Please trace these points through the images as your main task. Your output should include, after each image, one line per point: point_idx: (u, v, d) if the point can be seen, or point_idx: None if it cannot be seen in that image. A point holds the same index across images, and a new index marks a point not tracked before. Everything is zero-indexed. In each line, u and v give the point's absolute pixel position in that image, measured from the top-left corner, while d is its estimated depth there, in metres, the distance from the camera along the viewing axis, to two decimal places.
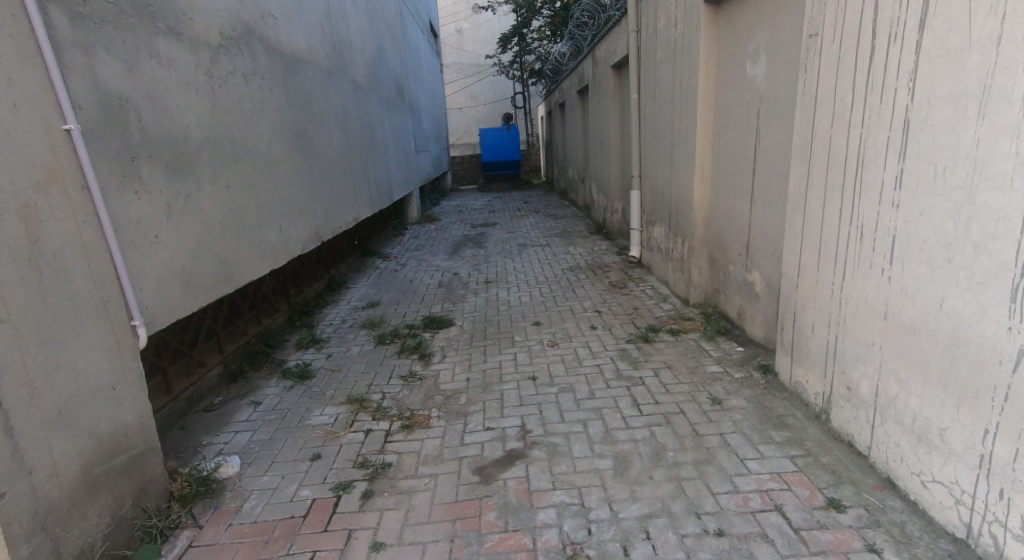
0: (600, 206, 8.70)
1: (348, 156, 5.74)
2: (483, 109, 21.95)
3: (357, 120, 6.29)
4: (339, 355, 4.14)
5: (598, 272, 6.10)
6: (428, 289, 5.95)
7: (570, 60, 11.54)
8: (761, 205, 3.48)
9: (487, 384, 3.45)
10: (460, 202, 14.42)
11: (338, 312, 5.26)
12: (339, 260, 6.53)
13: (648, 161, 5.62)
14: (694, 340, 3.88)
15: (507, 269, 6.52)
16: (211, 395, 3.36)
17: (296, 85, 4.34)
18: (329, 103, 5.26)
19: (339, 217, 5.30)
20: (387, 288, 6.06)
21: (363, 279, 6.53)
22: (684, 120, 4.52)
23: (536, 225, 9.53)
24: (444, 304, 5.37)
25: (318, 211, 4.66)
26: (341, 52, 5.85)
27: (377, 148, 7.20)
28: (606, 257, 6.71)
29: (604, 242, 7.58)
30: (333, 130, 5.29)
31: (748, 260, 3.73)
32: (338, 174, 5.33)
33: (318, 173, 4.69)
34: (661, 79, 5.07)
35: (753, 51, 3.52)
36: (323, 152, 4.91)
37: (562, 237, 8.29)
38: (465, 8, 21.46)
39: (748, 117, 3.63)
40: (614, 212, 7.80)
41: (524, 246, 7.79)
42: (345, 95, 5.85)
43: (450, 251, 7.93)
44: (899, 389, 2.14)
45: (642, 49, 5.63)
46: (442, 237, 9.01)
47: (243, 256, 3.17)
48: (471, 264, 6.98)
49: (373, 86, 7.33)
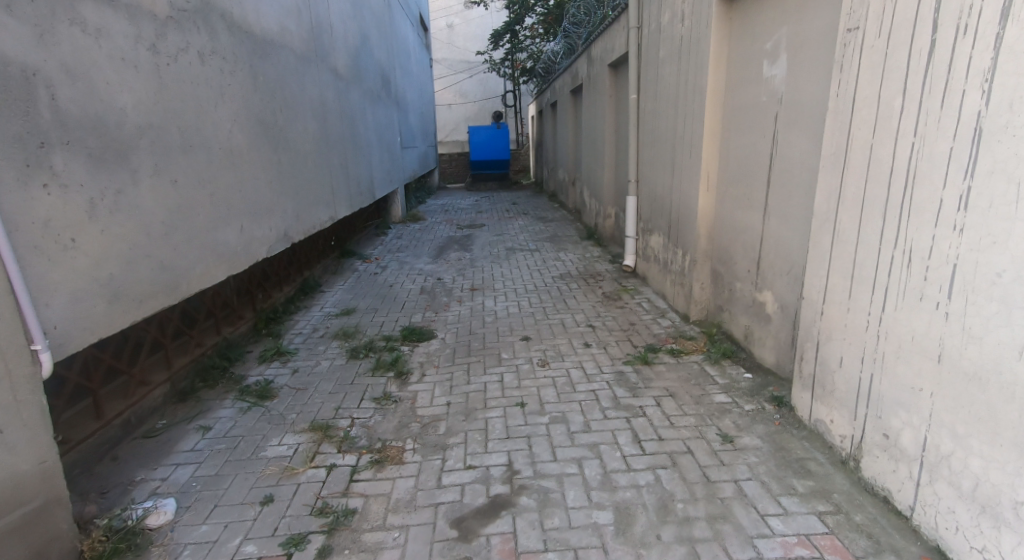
0: (592, 210, 8.38)
1: (324, 150, 5.33)
2: (473, 107, 21.56)
3: (337, 112, 5.88)
4: (305, 371, 3.74)
5: (590, 281, 5.76)
6: (409, 295, 5.56)
7: (563, 58, 11.19)
8: (775, 220, 3.17)
9: (470, 411, 3.08)
10: (448, 201, 14.03)
11: (309, 320, 4.85)
12: (314, 262, 6.10)
13: (646, 166, 5.30)
14: (697, 364, 3.55)
15: (494, 275, 6.15)
16: (154, 418, 2.94)
17: (262, 70, 3.94)
18: (305, 92, 4.86)
19: (313, 216, 4.89)
20: (364, 293, 5.66)
21: (340, 282, 6.12)
22: (689, 123, 4.19)
23: (525, 228, 9.17)
24: (426, 313, 4.98)
25: (288, 210, 4.26)
26: (320, 39, 5.45)
27: (358, 143, 6.80)
28: (598, 265, 6.37)
29: (596, 249, 7.25)
30: (308, 122, 4.88)
31: (758, 278, 3.41)
32: (312, 170, 4.92)
33: (288, 169, 4.29)
34: (664, 79, 4.74)
35: (772, 49, 3.20)
36: (295, 145, 4.51)
37: (552, 242, 7.93)
38: (457, 3, 21.05)
39: (762, 122, 3.32)
40: (607, 218, 7.48)
41: (513, 251, 7.43)
42: (323, 85, 5.45)
43: (434, 253, 7.54)
44: (956, 446, 1.81)
45: (642, 46, 5.30)
46: (426, 238, 8.61)
47: (189, 262, 2.76)
48: (455, 269, 6.59)
49: (355, 77, 6.92)
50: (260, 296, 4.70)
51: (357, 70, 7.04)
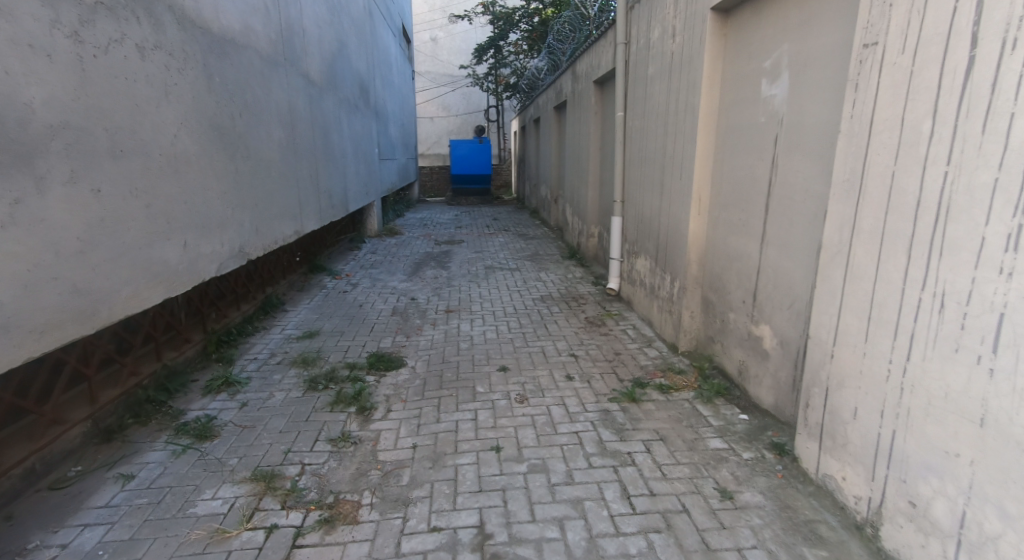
0: (575, 229, 8.12)
1: (292, 159, 4.99)
2: (456, 120, 21.37)
3: (308, 120, 5.55)
4: (256, 405, 3.36)
5: (571, 304, 5.47)
6: (379, 316, 5.20)
7: (547, 75, 11.03)
8: (774, 249, 2.92)
9: (438, 457, 2.74)
10: (428, 214, 13.71)
11: (267, 343, 4.46)
12: (277, 278, 5.71)
13: (633, 186, 5.06)
14: (688, 402, 3.25)
15: (471, 296, 5.83)
16: (68, 464, 2.63)
17: (220, 71, 3.61)
18: (271, 97, 4.53)
19: (276, 230, 4.52)
20: (329, 313, 5.28)
21: (305, 300, 5.72)
22: (679, 142, 3.94)
23: (504, 246, 8.87)
24: (396, 337, 4.63)
25: (245, 223, 3.90)
26: (291, 42, 5.13)
27: (331, 153, 6.46)
28: (581, 287, 6.09)
29: (578, 269, 6.98)
30: (273, 129, 4.54)
31: (754, 311, 3.11)
32: (277, 180, 4.57)
33: (246, 179, 3.95)
34: (653, 95, 4.52)
35: (770, 66, 2.96)
36: (256, 153, 4.16)
37: (532, 260, 7.65)
38: (442, 17, 20.99)
39: (759, 143, 3.07)
40: (590, 237, 7.23)
41: (491, 270, 7.12)
42: (293, 91, 5.12)
43: (410, 270, 7.19)
44: (1005, 527, 1.55)
45: (630, 61, 5.09)
46: (402, 254, 8.26)
47: (108, 282, 2.42)
48: (430, 287, 6.26)
49: (330, 84, 6.60)
50: (211, 317, 4.30)
51: (333, 77, 6.72)
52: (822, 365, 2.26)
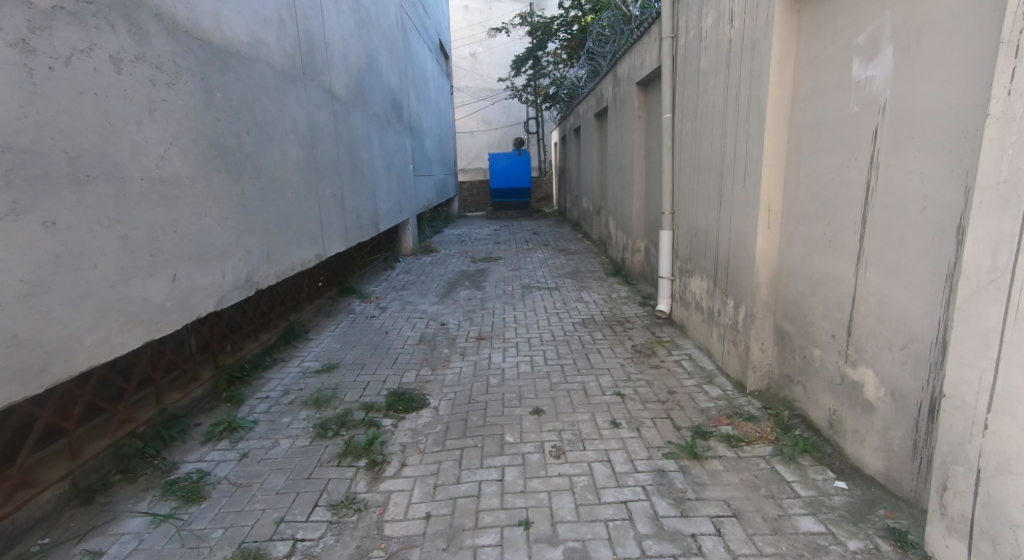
0: (619, 243, 7.56)
1: (311, 179, 4.64)
2: (495, 134, 21.14)
3: (331, 136, 5.23)
4: (256, 457, 2.93)
5: (616, 329, 4.90)
6: (404, 345, 4.78)
7: (587, 82, 10.53)
8: (879, 273, 2.29)
9: (455, 533, 2.26)
10: (466, 230, 13.38)
11: (282, 377, 4.09)
12: (300, 303, 5.38)
13: (685, 196, 4.46)
14: (766, 460, 2.65)
15: (506, 320, 5.35)
16: (35, 535, 2.27)
17: (225, 84, 3.26)
18: (287, 112, 4.19)
19: (291, 255, 4.18)
20: (352, 342, 4.90)
21: (330, 327, 5.37)
22: (741, 143, 3.36)
23: (543, 262, 8.37)
24: (421, 370, 4.19)
25: (254, 249, 3.55)
26: (311, 55, 4.80)
27: (359, 171, 6.12)
28: (626, 308, 5.51)
29: (624, 287, 6.40)
30: (289, 147, 4.19)
31: (850, 350, 2.50)
32: (293, 203, 4.22)
33: (256, 203, 3.60)
34: (707, 92, 3.94)
35: (865, 43, 2.36)
36: (268, 174, 3.81)
37: (573, 278, 7.12)
38: (480, 32, 20.88)
39: (850, 140, 2.47)
40: (637, 252, 6.65)
41: (529, 289, 6.63)
42: (313, 106, 4.79)
43: (442, 291, 6.77)
44: None
45: (678, 56, 4.53)
46: (436, 273, 7.89)
47: (61, 330, 2.06)
48: (463, 311, 5.81)
49: (358, 100, 6.28)
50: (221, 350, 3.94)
51: (361, 92, 6.41)
52: (970, 436, 1.65)
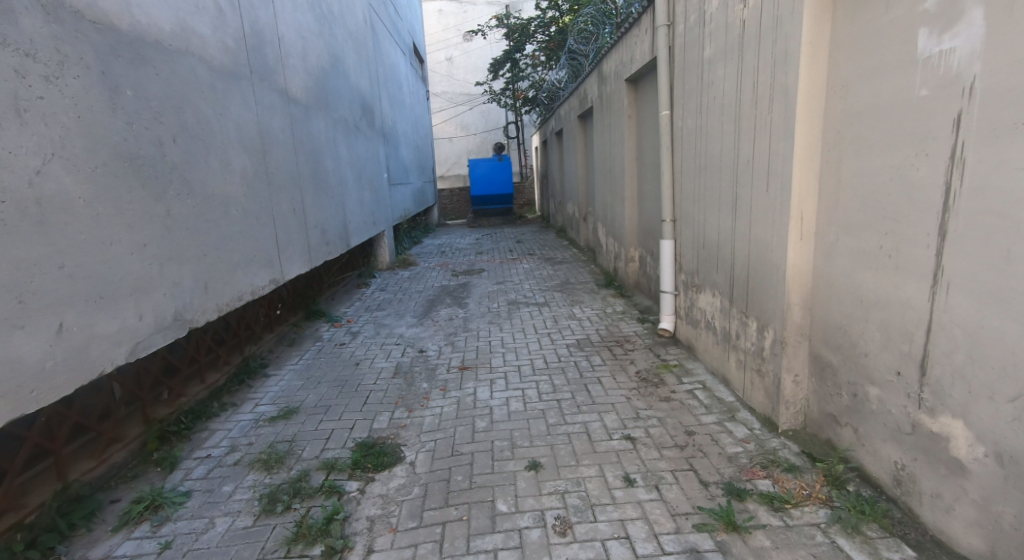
0: (609, 252, 7.05)
1: (262, 193, 4.05)
2: (474, 139, 20.63)
3: (288, 144, 4.64)
4: (182, 548, 2.33)
5: (616, 352, 4.36)
6: (377, 379, 4.18)
7: (568, 82, 10.05)
8: (973, 298, 1.79)
9: None
10: (446, 240, 12.80)
11: (230, 428, 3.46)
12: (256, 333, 4.75)
13: (689, 202, 3.95)
14: (821, 531, 2.14)
15: (491, 344, 4.78)
16: None
17: (136, 81, 2.68)
18: (229, 117, 3.60)
19: (238, 283, 3.58)
20: (317, 377, 4.29)
21: (292, 360, 4.74)
22: (760, 140, 2.84)
23: (529, 273, 7.83)
24: (396, 412, 3.60)
25: (186, 280, 2.95)
26: (260, 52, 4.22)
27: (323, 183, 5.52)
28: (624, 326, 4.98)
29: (619, 301, 5.88)
30: (232, 157, 3.60)
31: (924, 392, 1.99)
32: (237, 222, 3.63)
33: (188, 224, 3.01)
34: (711, 84, 3.44)
35: (941, 7, 1.86)
36: (203, 188, 3.22)
37: (562, 291, 6.59)
38: (455, 36, 20.38)
39: (920, 132, 1.97)
40: (631, 262, 6.13)
41: (515, 306, 6.07)
42: (264, 110, 4.20)
43: (421, 311, 6.18)
44: None
45: (674, 46, 4.03)
46: (413, 289, 7.29)
47: None
48: (443, 334, 5.22)
49: (320, 104, 5.69)
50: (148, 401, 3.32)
51: (324, 96, 5.82)
52: None
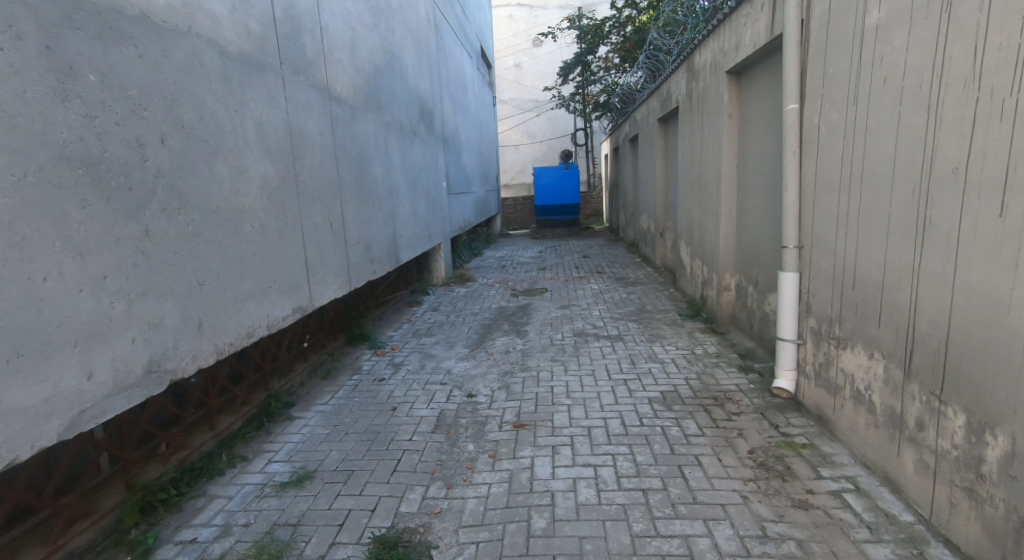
0: (695, 276, 6.04)
1: (290, 206, 3.41)
2: (540, 147, 19.91)
3: (326, 148, 3.99)
4: None
5: (715, 415, 3.40)
6: (412, 434, 3.42)
7: (647, 82, 9.05)
8: None
9: None
10: (508, 252, 12.09)
11: (229, 495, 2.78)
12: (284, 365, 4.14)
13: (829, 226, 2.96)
14: None
15: (557, 391, 3.92)
16: None
17: (103, 63, 2.04)
18: (249, 114, 2.96)
19: (250, 316, 2.92)
20: (346, 425, 3.59)
21: (323, 398, 4.07)
22: (986, 139, 1.85)
23: (598, 296, 6.93)
24: (431, 489, 2.81)
25: (169, 320, 2.30)
26: (297, 41, 3.59)
27: (370, 193, 4.88)
28: (722, 378, 3.99)
29: (710, 339, 4.88)
30: (249, 163, 2.96)
31: None
32: (254, 242, 2.98)
33: (178, 248, 2.37)
34: (877, 62, 2.46)
35: None
36: (205, 201, 2.56)
37: (639, 321, 5.65)
38: (525, 41, 19.78)
39: None
40: (725, 291, 5.13)
41: (584, 338, 5.19)
42: (298, 109, 3.56)
43: (474, 339, 5.41)
44: None
45: (812, 18, 3.05)
46: (469, 311, 6.57)
47: None
48: (497, 372, 4.42)
49: (372, 105, 5.05)
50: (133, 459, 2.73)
51: (376, 96, 5.19)
52: None
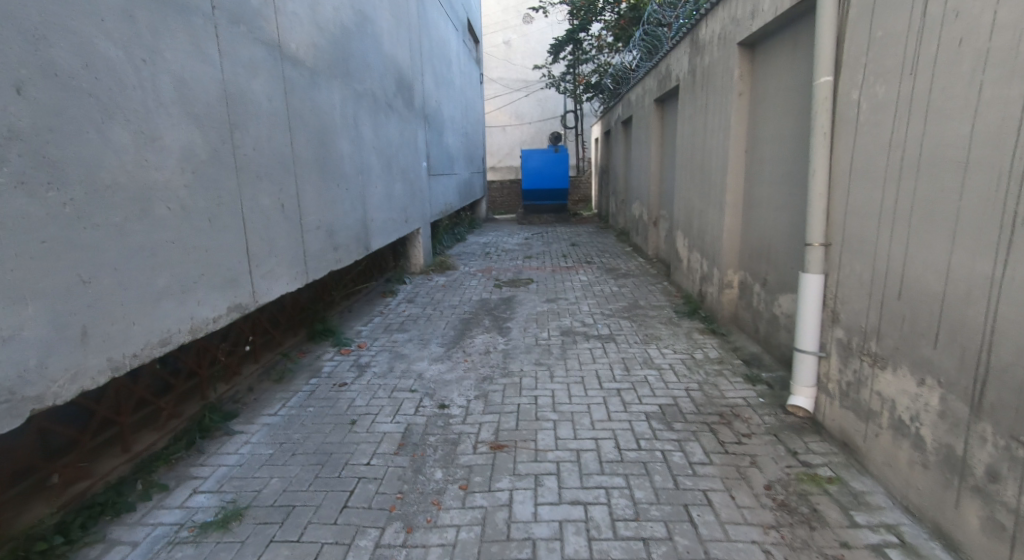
0: (693, 269, 5.58)
1: (227, 184, 2.85)
2: (529, 129, 19.28)
3: (278, 117, 3.42)
4: None
5: (723, 436, 2.94)
6: (371, 456, 2.91)
7: (643, 61, 8.49)
8: None
9: None
10: (493, 238, 11.56)
11: (138, 542, 2.29)
12: (227, 368, 3.59)
13: (868, 221, 2.48)
14: None
15: (541, 403, 3.44)
16: None
17: None
18: (162, 67, 2.40)
19: (164, 319, 2.38)
20: (293, 444, 3.07)
21: (271, 408, 3.52)
22: None
23: (587, 289, 6.45)
24: (388, 533, 2.32)
25: (26, 331, 1.78)
26: None
27: (335, 171, 4.30)
28: (727, 390, 3.51)
29: (711, 342, 4.41)
30: (164, 129, 2.40)
31: None
32: (172, 227, 2.43)
33: (47, 236, 1.85)
34: (949, 19, 1.98)
35: None
36: (92, 175, 2.04)
37: (632, 318, 5.19)
38: (515, 18, 19.03)
39: None
40: (728, 289, 4.66)
41: (572, 337, 4.71)
42: (238, 68, 2.99)
43: (451, 336, 4.89)
44: None
45: None
46: (447, 303, 6.06)
47: None
48: (474, 378, 3.91)
49: (338, 71, 4.45)
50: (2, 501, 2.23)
51: (344, 62, 4.59)
52: None
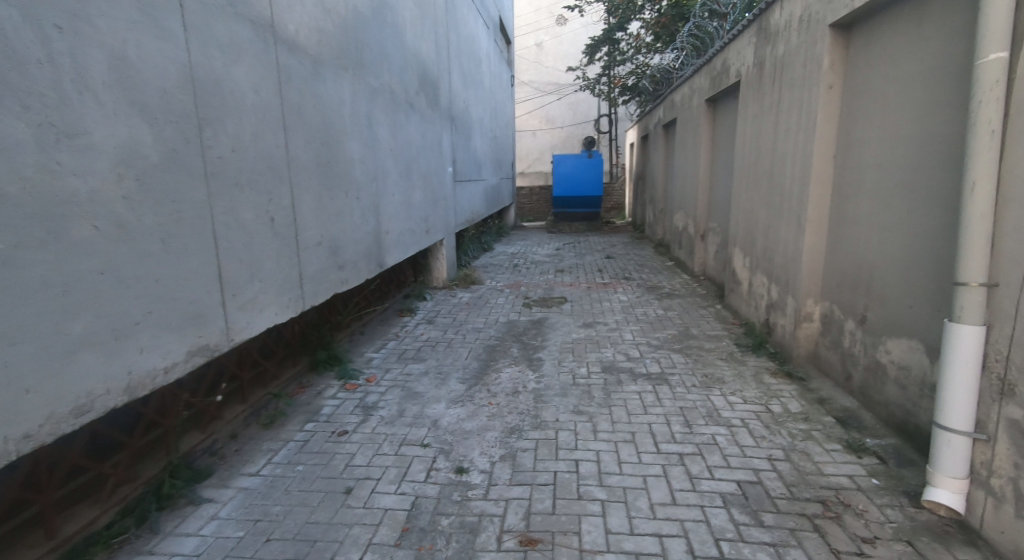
0: (756, 294, 4.78)
1: (193, 195, 2.22)
2: (560, 134, 18.58)
3: (268, 110, 2.79)
4: None
5: (836, 541, 2.16)
6: (365, 550, 2.22)
7: (691, 58, 7.71)
8: None
9: None
10: (521, 247, 10.87)
11: None
12: (203, 414, 2.95)
13: None
14: None
15: (586, 472, 2.71)
16: None
17: None
18: (93, 39, 1.77)
19: (81, 380, 1.76)
20: (269, 523, 2.37)
21: (251, 465, 2.80)
22: None
23: (628, 312, 5.70)
24: None
25: None
26: None
27: (342, 177, 3.66)
28: (824, 463, 2.72)
29: (788, 389, 3.61)
30: (92, 121, 1.78)
31: None
32: (100, 252, 1.80)
33: None
34: None
35: None
36: None
37: (685, 352, 4.42)
38: (547, 19, 18.39)
39: None
40: (807, 323, 3.86)
41: (616, 375, 3.96)
42: (214, 47, 2.36)
43: (473, 369, 4.19)
44: None
45: None
46: (471, 324, 5.38)
47: None
48: (500, 430, 3.20)
49: (349, 62, 3.83)
50: None
51: (356, 50, 3.97)
52: None
